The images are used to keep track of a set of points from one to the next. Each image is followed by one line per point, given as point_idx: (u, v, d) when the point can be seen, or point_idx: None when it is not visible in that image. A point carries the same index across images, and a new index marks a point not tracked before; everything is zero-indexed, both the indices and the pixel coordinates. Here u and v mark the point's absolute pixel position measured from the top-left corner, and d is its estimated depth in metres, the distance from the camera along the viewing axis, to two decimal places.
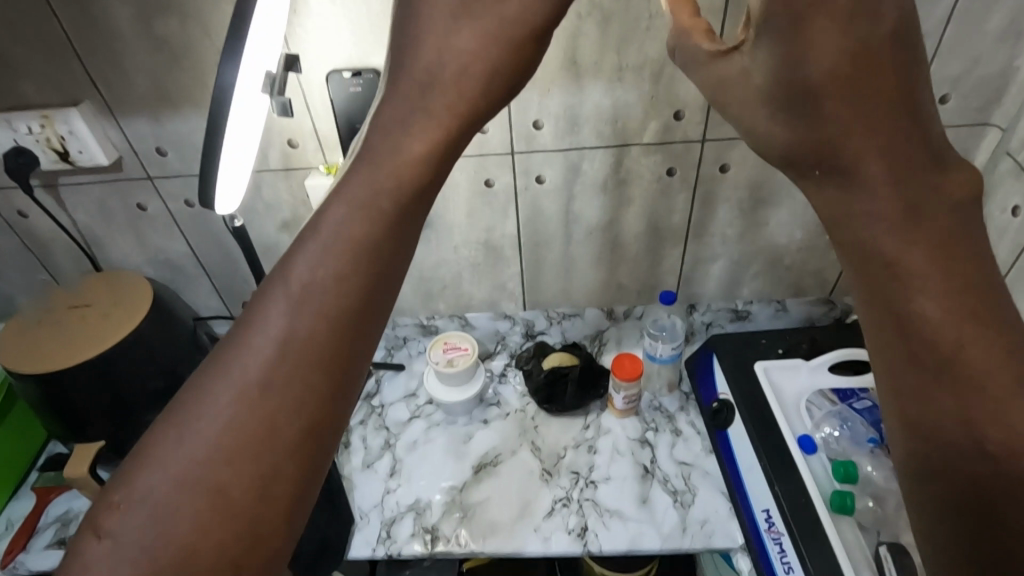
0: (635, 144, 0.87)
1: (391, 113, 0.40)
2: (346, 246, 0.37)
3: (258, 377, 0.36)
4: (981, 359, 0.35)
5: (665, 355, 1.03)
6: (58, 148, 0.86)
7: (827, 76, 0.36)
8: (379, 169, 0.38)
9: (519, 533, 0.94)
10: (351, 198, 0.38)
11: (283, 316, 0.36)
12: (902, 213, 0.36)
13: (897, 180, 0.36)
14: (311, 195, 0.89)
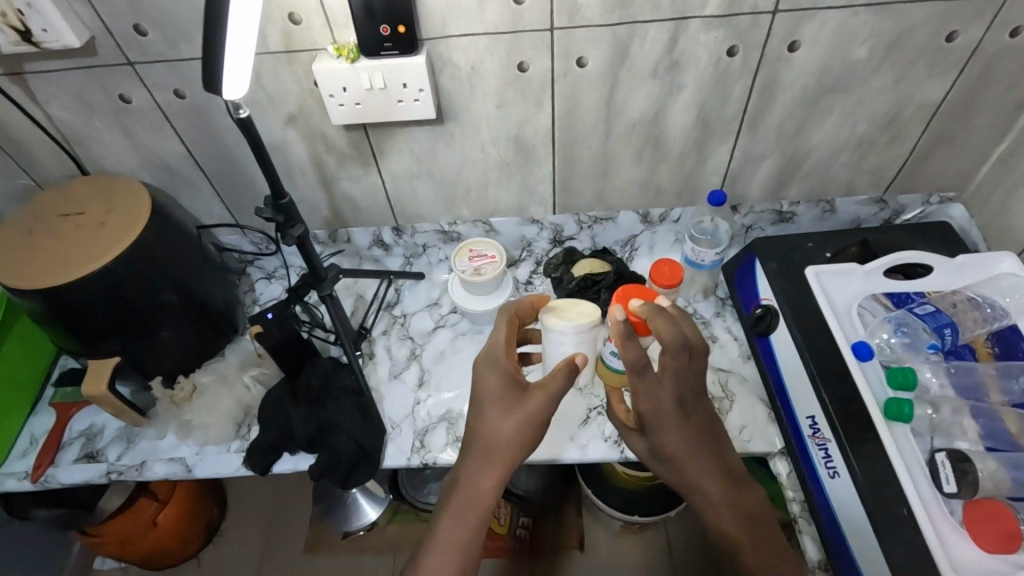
0: (695, 17, 0.75)
1: (490, 398, 0.71)
2: (486, 454, 0.69)
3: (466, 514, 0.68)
4: (743, 524, 0.72)
5: (709, 262, 0.96)
6: (18, 27, 0.73)
7: (658, 417, 0.73)
8: (495, 407, 0.70)
9: (556, 441, 0.93)
10: (486, 432, 0.70)
11: (483, 471, 0.69)
12: (683, 459, 0.73)
13: (680, 458, 0.74)
14: (320, 83, 0.77)
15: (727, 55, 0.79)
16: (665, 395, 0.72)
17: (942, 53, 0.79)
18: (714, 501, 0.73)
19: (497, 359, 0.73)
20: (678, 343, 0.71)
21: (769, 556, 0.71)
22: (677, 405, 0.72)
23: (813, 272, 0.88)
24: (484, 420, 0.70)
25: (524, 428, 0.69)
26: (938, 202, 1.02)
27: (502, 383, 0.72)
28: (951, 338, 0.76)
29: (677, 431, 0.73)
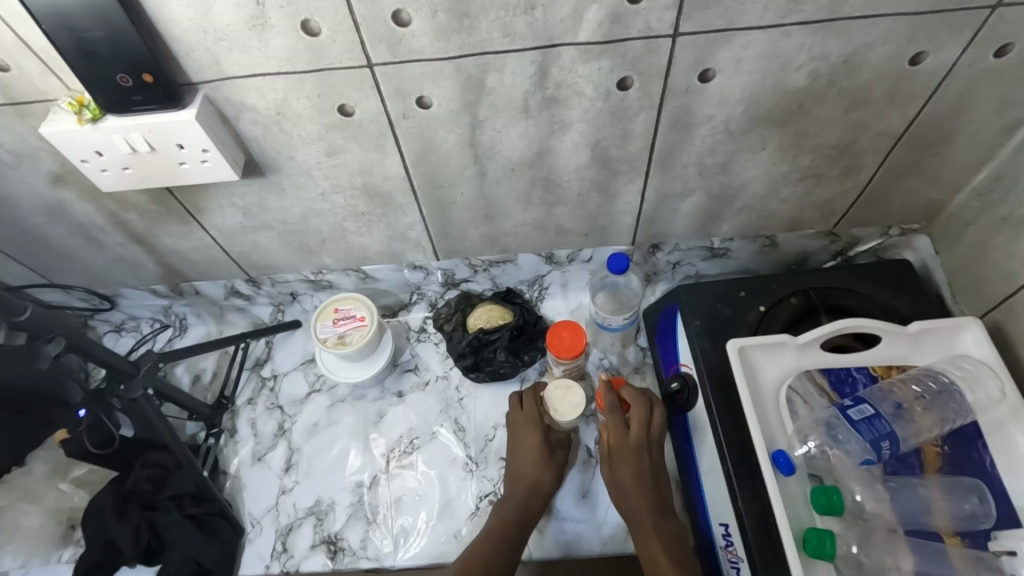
0: (566, 45, 0.54)
1: (522, 444, 0.78)
2: (520, 491, 0.75)
3: (489, 532, 0.71)
4: (670, 548, 0.67)
5: (616, 325, 0.80)
6: None
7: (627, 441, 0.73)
8: (532, 449, 0.78)
9: (439, 539, 0.80)
10: (516, 473, 0.77)
11: (513, 501, 0.74)
12: (633, 503, 0.71)
13: (632, 484, 0.71)
14: (59, 148, 0.56)
15: (619, 89, 0.59)
16: (631, 441, 0.73)
17: (904, 78, 0.59)
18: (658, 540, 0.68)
19: (529, 413, 0.80)
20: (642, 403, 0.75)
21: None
22: (641, 454, 0.73)
23: (737, 349, 0.69)
24: (516, 461, 0.78)
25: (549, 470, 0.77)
26: (898, 234, 0.85)
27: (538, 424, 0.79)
28: (891, 452, 0.61)
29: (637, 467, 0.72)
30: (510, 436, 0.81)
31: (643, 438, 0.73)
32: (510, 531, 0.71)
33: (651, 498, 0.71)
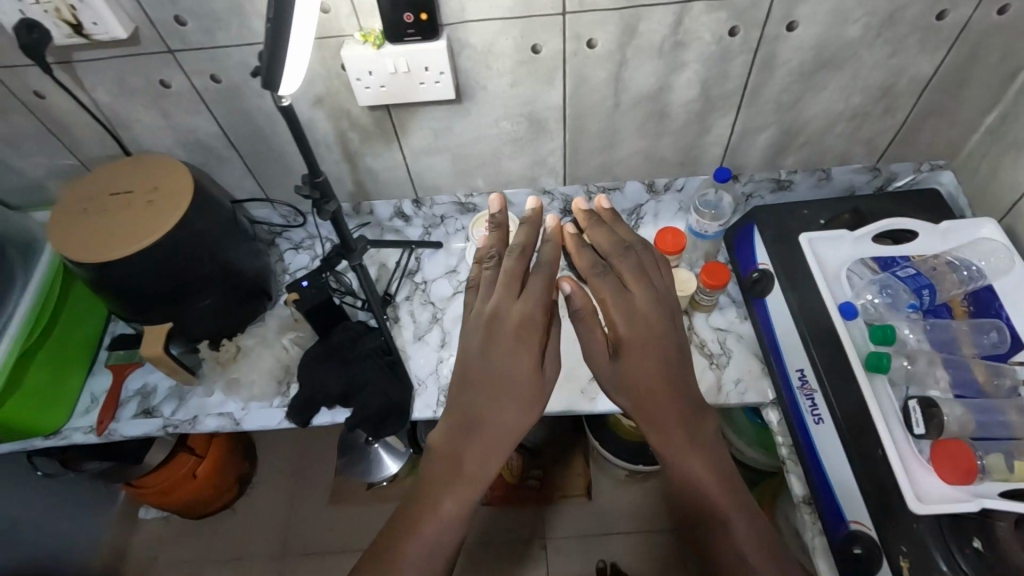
0: (698, 1, 0.80)
1: (509, 368, 0.72)
2: (495, 427, 0.70)
3: (430, 507, 0.66)
4: (688, 459, 0.68)
5: (712, 233, 1.02)
6: (69, 20, 0.77)
7: (638, 343, 0.74)
8: (524, 378, 0.72)
9: (568, 395, 1.01)
10: (498, 400, 0.71)
11: (461, 463, 0.68)
12: (652, 409, 0.71)
13: (644, 386, 0.72)
14: (348, 68, 0.83)
15: (729, 35, 0.84)
16: (642, 345, 0.74)
17: (933, 30, 0.83)
18: (690, 454, 0.68)
19: (518, 322, 0.74)
20: (659, 296, 0.78)
21: (759, 546, 0.64)
22: (656, 359, 0.73)
23: (808, 239, 0.93)
24: (507, 380, 0.72)
25: (528, 405, 0.71)
26: (928, 170, 1.07)
27: (535, 340, 0.74)
28: (929, 299, 0.86)
29: (657, 371, 0.73)
30: (494, 355, 0.73)
31: (655, 343, 0.74)
32: (457, 508, 0.66)
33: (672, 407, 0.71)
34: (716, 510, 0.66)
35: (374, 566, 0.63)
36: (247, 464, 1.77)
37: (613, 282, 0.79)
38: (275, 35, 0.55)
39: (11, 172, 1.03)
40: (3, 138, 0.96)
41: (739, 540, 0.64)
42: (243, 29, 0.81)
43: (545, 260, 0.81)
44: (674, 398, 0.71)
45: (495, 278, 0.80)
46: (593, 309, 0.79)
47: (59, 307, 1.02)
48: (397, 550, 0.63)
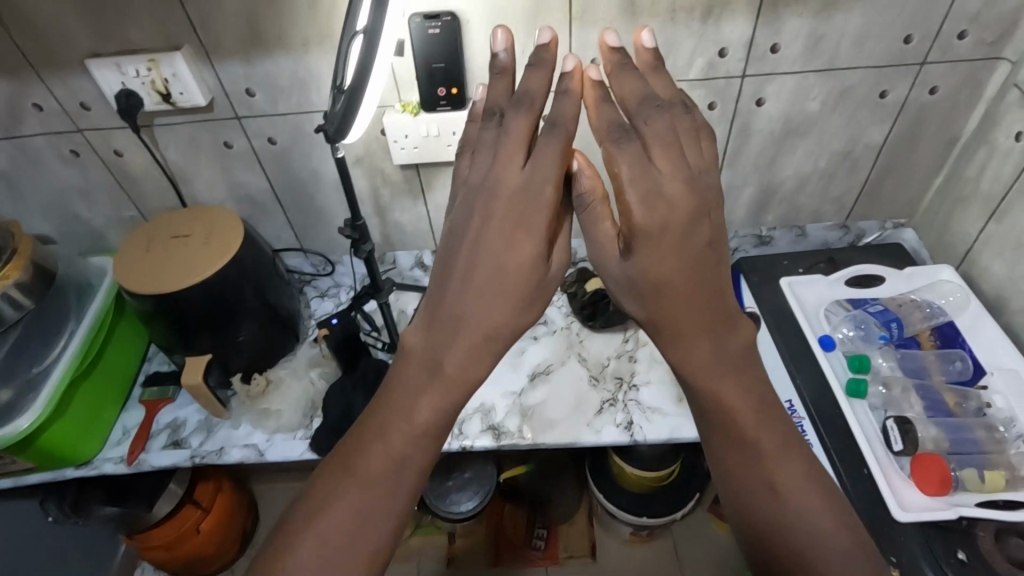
0: (681, 81, 0.97)
1: (494, 259, 0.58)
2: (478, 331, 0.58)
3: (399, 414, 0.58)
4: (708, 375, 0.60)
5: None
6: (162, 90, 0.93)
7: (664, 233, 0.57)
8: (512, 278, 0.58)
9: (575, 427, 1.08)
10: (479, 303, 0.58)
11: (434, 368, 0.58)
12: (664, 318, 0.60)
13: (660, 284, 0.58)
14: (388, 131, 0.98)
15: (709, 109, 1.01)
16: (668, 245, 0.57)
17: (879, 105, 1.00)
18: (715, 376, 0.60)
19: (513, 203, 0.58)
20: (691, 175, 0.57)
21: (777, 482, 0.58)
22: (683, 259, 0.58)
23: (785, 283, 1.06)
24: (497, 271, 0.58)
25: (516, 307, 0.58)
26: (892, 227, 1.20)
27: (535, 235, 0.58)
28: (897, 331, 0.96)
29: (683, 276, 0.58)
30: (486, 238, 0.58)
31: (686, 239, 0.57)
32: (433, 415, 0.58)
33: (699, 312, 0.59)
34: (740, 438, 0.59)
35: (337, 469, 0.58)
36: (248, 521, 1.67)
37: (634, 151, 0.58)
38: (349, 107, 0.68)
39: (77, 220, 1.16)
40: (78, 190, 1.10)
41: (755, 475, 0.58)
42: (302, 99, 0.97)
43: (562, 118, 0.59)
44: (701, 302, 0.59)
45: (499, 135, 0.60)
46: (604, 193, 0.64)
47: (106, 340, 1.11)
48: (359, 460, 0.57)
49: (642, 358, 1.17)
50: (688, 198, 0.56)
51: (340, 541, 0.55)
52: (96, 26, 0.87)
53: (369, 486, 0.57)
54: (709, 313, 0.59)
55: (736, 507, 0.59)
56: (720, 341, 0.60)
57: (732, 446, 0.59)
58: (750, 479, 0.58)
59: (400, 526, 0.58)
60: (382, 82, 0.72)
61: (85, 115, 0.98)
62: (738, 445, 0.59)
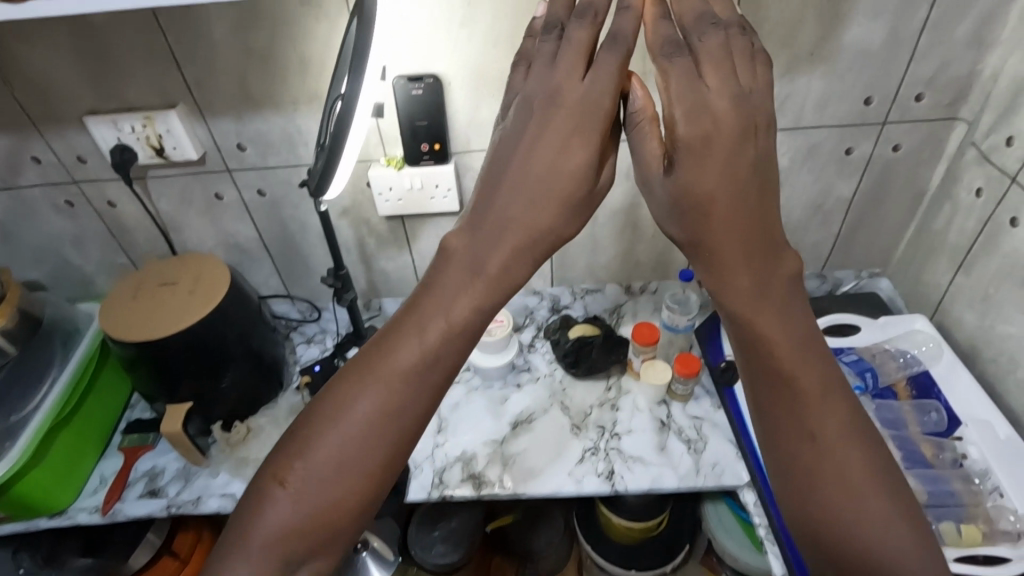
0: None
1: (547, 156, 0.60)
2: (522, 229, 0.60)
3: (437, 316, 0.59)
4: (755, 304, 0.61)
5: (682, 327, 1.16)
6: (155, 145, 0.97)
7: (713, 148, 0.59)
8: (558, 184, 0.60)
9: (555, 477, 1.06)
10: (527, 202, 0.60)
11: (479, 268, 0.60)
12: (712, 238, 0.61)
13: (700, 201, 0.60)
14: (373, 185, 1.02)
15: None
16: (715, 158, 0.59)
17: (845, 161, 1.04)
18: (755, 308, 0.61)
19: (573, 107, 0.61)
20: (740, 93, 0.60)
21: (803, 403, 0.59)
22: (731, 175, 0.59)
23: None
24: (546, 168, 0.60)
25: (559, 213, 0.61)
26: (867, 277, 1.23)
27: (585, 144, 0.61)
28: (872, 380, 0.97)
29: (725, 188, 0.59)
30: (542, 137, 0.61)
31: (733, 153, 0.59)
32: (470, 315, 0.59)
33: (741, 225, 0.60)
34: (788, 382, 0.60)
35: (367, 359, 0.59)
36: None
37: (685, 65, 0.61)
38: (326, 165, 0.71)
39: (69, 268, 1.18)
40: (71, 238, 1.13)
41: (787, 395, 0.60)
42: (292, 153, 1.01)
43: (622, 34, 0.62)
44: (744, 216, 0.60)
45: (559, 47, 0.63)
46: (654, 114, 0.64)
47: (89, 387, 1.11)
48: (393, 357, 0.58)
49: (624, 407, 1.15)
50: (739, 118, 0.59)
51: (366, 435, 0.57)
52: (96, 86, 0.92)
53: (399, 384, 0.58)
54: (760, 233, 0.61)
55: (784, 454, 0.60)
56: (775, 270, 0.61)
57: (777, 390, 0.60)
58: (794, 424, 0.60)
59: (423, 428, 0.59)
60: (366, 122, 0.73)
61: (81, 167, 1.01)
62: (781, 385, 0.60)
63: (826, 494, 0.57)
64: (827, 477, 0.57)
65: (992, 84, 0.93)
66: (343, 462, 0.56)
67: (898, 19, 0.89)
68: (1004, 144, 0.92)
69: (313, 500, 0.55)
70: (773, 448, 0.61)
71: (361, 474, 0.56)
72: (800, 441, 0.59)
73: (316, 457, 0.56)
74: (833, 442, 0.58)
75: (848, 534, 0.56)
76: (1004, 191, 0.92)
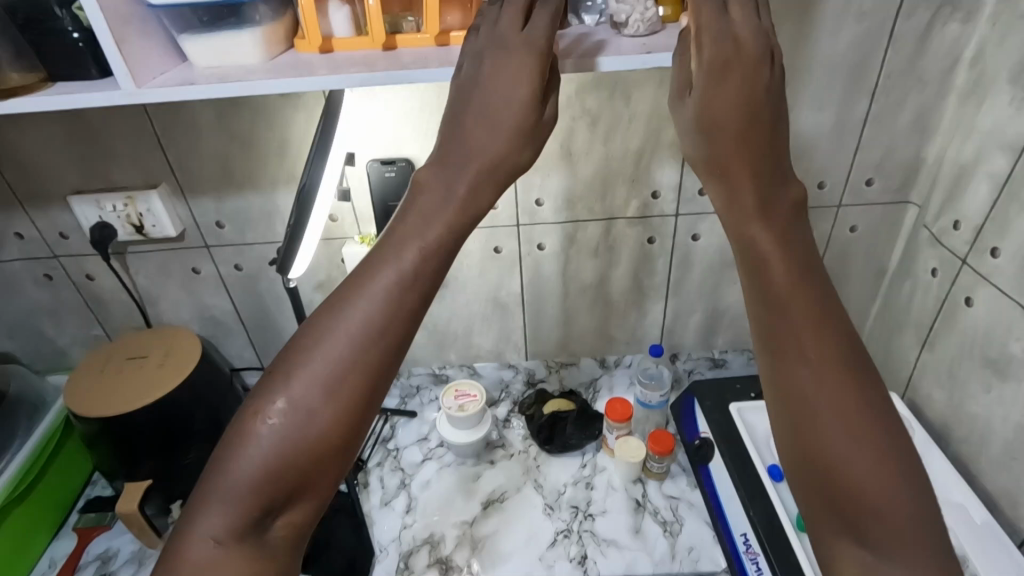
0: (620, 218, 1.07)
1: (498, 92, 0.55)
2: (472, 165, 0.54)
3: (413, 239, 0.52)
4: (763, 225, 0.54)
5: (656, 403, 1.14)
6: (135, 223, 1.00)
7: (741, 66, 0.55)
8: (514, 110, 0.55)
9: (526, 563, 1.01)
10: (480, 137, 0.55)
11: (448, 195, 0.53)
12: (734, 161, 0.55)
13: (727, 124, 0.55)
14: (346, 262, 1.05)
15: (648, 243, 1.10)
16: (746, 79, 0.55)
17: None
18: (763, 230, 0.54)
19: (524, 44, 0.57)
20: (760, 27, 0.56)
21: (803, 340, 0.50)
22: (758, 96, 0.55)
23: (735, 408, 1.11)
24: (495, 102, 0.55)
25: (516, 139, 0.55)
26: None
27: (535, 65, 0.56)
28: None
29: (738, 106, 0.55)
30: (486, 74, 0.56)
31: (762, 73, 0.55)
32: (445, 236, 0.52)
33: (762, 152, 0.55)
34: (790, 309, 0.51)
35: (336, 301, 0.51)
36: None
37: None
38: (290, 242, 0.74)
39: (42, 340, 1.18)
40: (47, 310, 1.14)
41: (784, 320, 0.51)
42: (269, 231, 1.04)
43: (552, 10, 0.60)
44: (777, 153, 0.55)
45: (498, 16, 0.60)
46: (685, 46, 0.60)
47: (47, 463, 1.08)
48: (362, 286, 0.50)
49: (599, 486, 1.11)
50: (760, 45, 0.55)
51: (330, 376, 0.49)
52: (84, 168, 0.97)
53: (366, 317, 0.49)
54: (776, 154, 0.55)
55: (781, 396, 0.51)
56: (783, 192, 0.55)
57: (776, 320, 0.51)
58: (793, 364, 0.50)
59: (395, 367, 0.51)
60: (331, 196, 0.75)
61: (63, 243, 1.04)
62: (789, 313, 0.51)
63: (830, 436, 0.48)
64: (836, 429, 0.48)
65: (936, 171, 0.98)
66: (333, 386, 0.49)
67: (841, 112, 0.95)
68: (952, 228, 0.95)
69: (286, 448, 0.48)
70: (768, 381, 0.52)
71: (334, 415, 0.49)
72: (807, 381, 0.49)
73: (293, 398, 0.49)
74: (842, 377, 0.49)
75: (853, 482, 0.47)
76: (957, 272, 0.95)
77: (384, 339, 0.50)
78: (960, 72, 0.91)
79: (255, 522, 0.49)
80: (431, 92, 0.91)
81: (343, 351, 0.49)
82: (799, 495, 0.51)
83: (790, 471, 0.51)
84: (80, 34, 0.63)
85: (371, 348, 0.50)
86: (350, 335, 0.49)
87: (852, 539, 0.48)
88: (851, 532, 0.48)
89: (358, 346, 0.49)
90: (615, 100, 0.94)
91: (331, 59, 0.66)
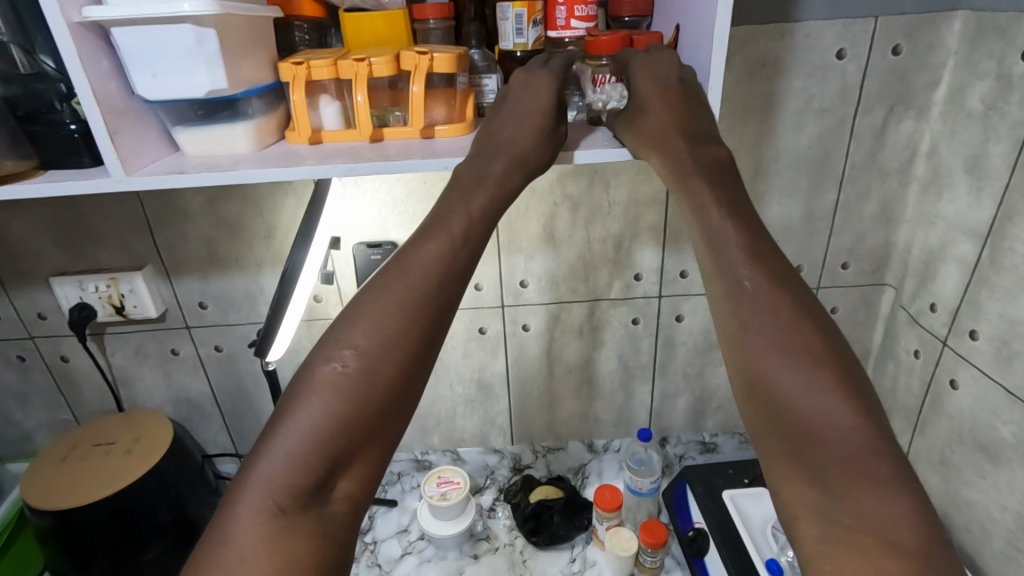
0: (605, 299, 1.08)
1: (526, 97, 0.65)
2: (505, 150, 0.62)
3: (458, 211, 0.57)
4: (705, 189, 0.60)
5: (646, 490, 1.09)
6: (116, 304, 1.00)
7: (650, 68, 0.66)
8: (540, 109, 0.64)
9: None
10: (510, 131, 0.63)
11: (482, 179, 0.60)
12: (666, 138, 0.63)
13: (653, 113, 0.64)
14: None
15: (632, 323, 1.10)
16: (653, 76, 0.65)
17: None
18: (696, 189, 0.60)
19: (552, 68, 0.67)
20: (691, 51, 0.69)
21: (754, 284, 0.53)
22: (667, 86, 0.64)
23: (727, 495, 1.08)
24: (520, 102, 0.65)
25: (541, 135, 0.63)
26: None
27: (553, 87, 0.65)
28: None
29: (655, 99, 0.64)
30: (516, 86, 0.66)
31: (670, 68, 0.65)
32: (488, 204, 0.59)
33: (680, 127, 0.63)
34: (738, 255, 0.55)
35: (389, 266, 0.53)
36: None
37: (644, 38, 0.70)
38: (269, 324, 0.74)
39: (7, 424, 1.13)
40: (15, 394, 1.10)
41: (722, 262, 0.55)
42: (252, 312, 1.04)
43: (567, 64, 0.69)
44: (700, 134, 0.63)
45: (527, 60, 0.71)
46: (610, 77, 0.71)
47: None
48: (417, 248, 0.54)
49: None
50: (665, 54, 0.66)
51: (389, 331, 0.50)
52: (70, 249, 0.97)
53: (421, 268, 0.52)
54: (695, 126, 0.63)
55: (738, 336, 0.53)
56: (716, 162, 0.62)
57: (720, 267, 0.55)
58: (747, 305, 0.53)
59: (446, 326, 0.53)
60: (315, 276, 0.75)
61: (39, 324, 1.03)
62: (737, 258, 0.55)
63: (770, 366, 0.50)
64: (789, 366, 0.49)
65: (907, 255, 1.01)
66: (388, 337, 0.50)
67: (811, 199, 0.99)
68: (929, 310, 0.97)
69: (346, 399, 0.48)
70: (727, 320, 0.54)
71: (398, 370, 0.49)
72: (764, 320, 0.52)
73: (360, 347, 0.49)
74: (778, 310, 0.52)
75: (796, 408, 0.49)
76: (939, 353, 0.95)
77: (435, 294, 0.52)
78: (919, 163, 0.96)
79: (316, 485, 0.46)
80: (417, 181, 0.94)
81: (386, 302, 0.51)
82: (752, 430, 0.52)
83: (743, 404, 0.53)
84: (77, 126, 0.66)
85: (423, 303, 0.51)
86: (399, 287, 0.52)
87: (798, 471, 0.48)
88: (799, 460, 0.48)
89: (407, 296, 0.51)
90: (594, 186, 0.98)
91: (319, 150, 0.69)
